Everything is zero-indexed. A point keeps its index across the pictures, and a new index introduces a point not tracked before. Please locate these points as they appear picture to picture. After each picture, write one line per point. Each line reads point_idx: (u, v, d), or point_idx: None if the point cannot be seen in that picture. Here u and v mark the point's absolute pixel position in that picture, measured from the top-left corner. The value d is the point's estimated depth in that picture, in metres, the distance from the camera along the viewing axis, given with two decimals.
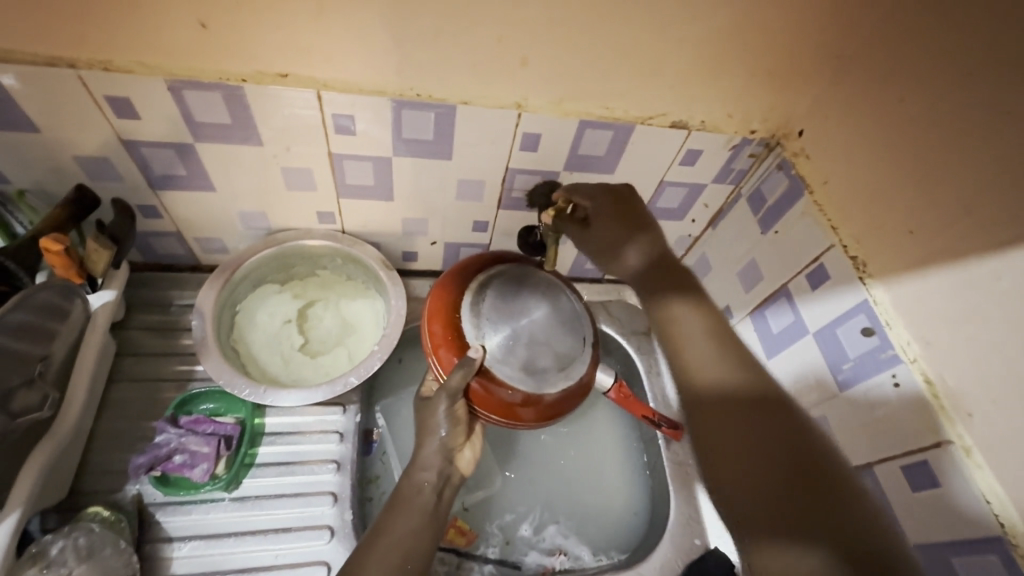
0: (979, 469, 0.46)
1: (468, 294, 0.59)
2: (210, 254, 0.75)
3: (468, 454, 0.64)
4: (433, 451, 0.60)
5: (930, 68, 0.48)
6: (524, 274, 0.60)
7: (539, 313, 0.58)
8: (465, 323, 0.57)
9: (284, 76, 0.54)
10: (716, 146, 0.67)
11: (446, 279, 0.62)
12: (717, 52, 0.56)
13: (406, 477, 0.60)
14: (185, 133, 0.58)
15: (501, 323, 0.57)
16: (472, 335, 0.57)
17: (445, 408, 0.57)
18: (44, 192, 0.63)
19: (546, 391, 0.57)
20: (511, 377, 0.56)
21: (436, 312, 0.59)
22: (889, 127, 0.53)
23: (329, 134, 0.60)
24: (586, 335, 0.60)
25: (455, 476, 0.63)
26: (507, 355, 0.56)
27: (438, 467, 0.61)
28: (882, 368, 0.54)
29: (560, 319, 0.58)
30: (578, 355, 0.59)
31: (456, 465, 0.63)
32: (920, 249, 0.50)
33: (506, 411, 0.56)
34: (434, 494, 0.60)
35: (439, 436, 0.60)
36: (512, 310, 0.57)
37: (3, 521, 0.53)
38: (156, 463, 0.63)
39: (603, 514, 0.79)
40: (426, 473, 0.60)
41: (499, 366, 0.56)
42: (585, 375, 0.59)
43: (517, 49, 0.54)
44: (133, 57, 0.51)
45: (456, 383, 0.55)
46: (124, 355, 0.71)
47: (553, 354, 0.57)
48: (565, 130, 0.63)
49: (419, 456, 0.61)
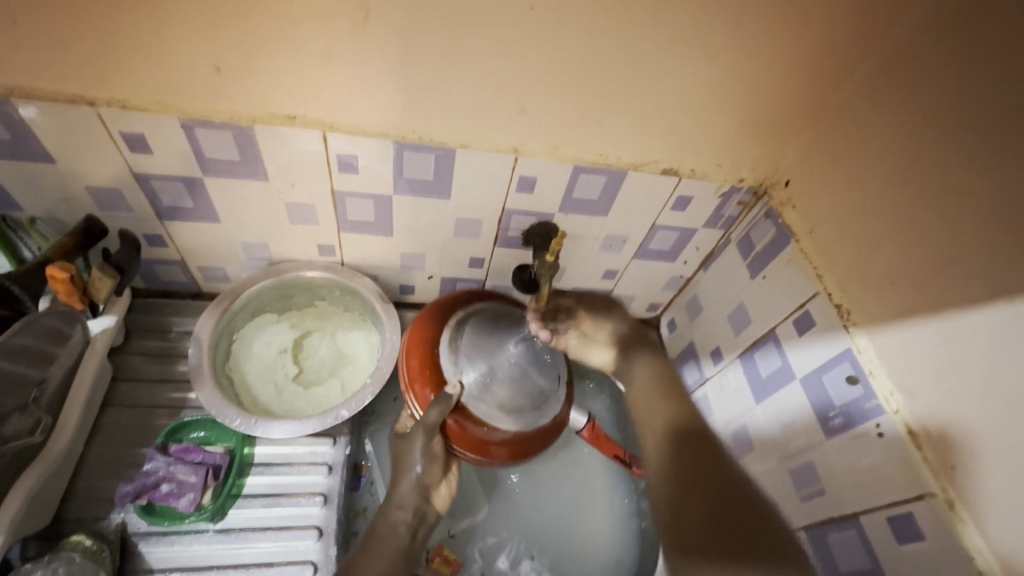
0: (964, 524, 0.46)
1: (446, 331, 0.62)
2: (211, 282, 0.77)
3: (444, 492, 0.63)
4: (408, 488, 0.60)
5: (908, 131, 0.51)
6: (502, 315, 0.64)
7: (514, 351, 0.61)
8: (442, 359, 0.60)
9: (293, 118, 0.57)
10: (706, 193, 0.69)
11: (424, 314, 0.64)
12: (705, 106, 0.60)
13: (380, 517, 0.59)
14: (195, 168, 0.60)
15: (478, 361, 0.60)
16: (450, 371, 0.59)
17: (421, 444, 0.58)
18: (55, 221, 0.65)
19: (522, 429, 0.59)
20: (488, 415, 0.58)
21: (413, 345, 0.62)
22: (869, 183, 0.55)
23: (333, 171, 0.63)
24: (559, 373, 0.63)
25: (431, 514, 0.63)
26: (483, 392, 0.58)
27: (414, 504, 0.61)
28: (866, 417, 0.54)
29: (535, 355, 0.62)
30: (553, 394, 0.61)
31: (433, 502, 0.63)
32: (901, 300, 0.52)
33: (479, 448, 0.58)
34: (409, 533, 0.59)
35: (415, 472, 0.60)
36: (490, 349, 0.61)
37: None
38: (143, 491, 0.62)
39: (587, 554, 0.77)
40: (402, 511, 0.60)
41: (476, 403, 0.58)
42: (561, 412, 0.62)
43: (515, 98, 0.57)
44: (152, 97, 0.53)
45: (432, 419, 0.57)
46: (119, 380, 0.72)
47: (529, 393, 0.60)
48: (560, 174, 0.65)
49: (394, 494, 0.61)
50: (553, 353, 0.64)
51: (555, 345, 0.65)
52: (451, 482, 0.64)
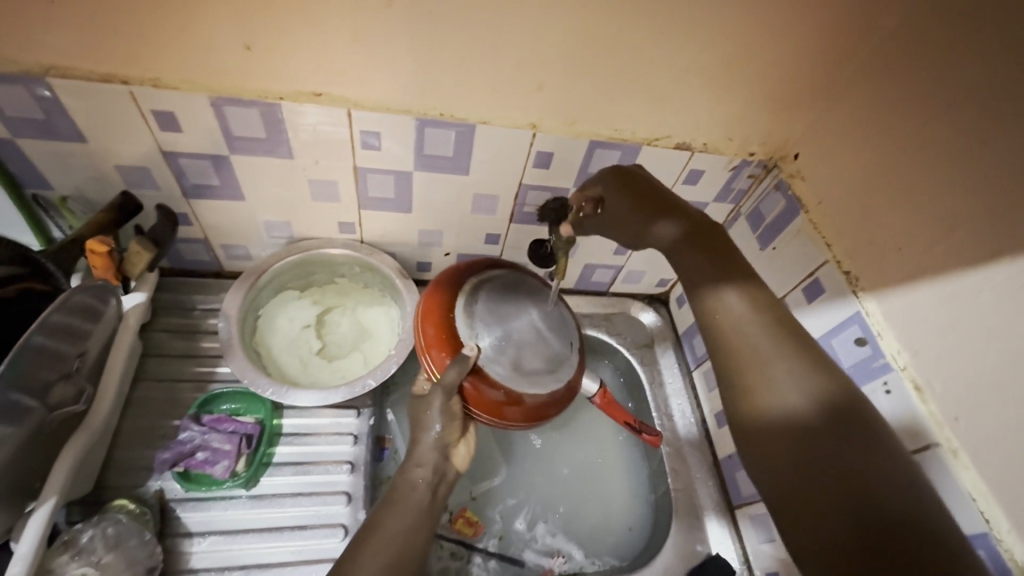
0: (966, 469, 0.48)
1: (460, 298, 0.62)
2: (233, 261, 0.79)
3: (463, 450, 0.63)
4: (429, 446, 0.60)
5: (915, 99, 0.53)
6: (516, 281, 0.65)
7: (529, 316, 0.62)
8: (458, 325, 0.61)
9: (319, 95, 0.58)
10: (717, 167, 0.71)
11: (437, 283, 0.65)
12: (719, 78, 0.61)
13: (400, 474, 0.59)
14: (222, 146, 0.62)
15: (493, 325, 0.61)
16: (466, 335, 0.60)
17: (440, 404, 0.59)
18: (85, 200, 0.66)
19: (538, 391, 0.61)
20: (504, 377, 0.59)
21: (429, 311, 0.63)
22: (876, 152, 0.57)
23: (355, 148, 0.64)
24: (571, 340, 0.65)
25: (451, 474, 0.62)
26: (498, 355, 0.60)
27: (433, 463, 0.59)
28: (874, 375, 0.57)
29: (548, 322, 0.64)
30: (566, 358, 0.64)
31: (452, 461, 0.62)
32: (906, 265, 0.54)
33: (495, 410, 0.59)
34: (428, 491, 0.58)
35: (433, 432, 0.60)
36: (505, 314, 0.62)
37: (38, 511, 0.53)
38: (179, 458, 0.65)
39: (600, 516, 0.80)
40: (421, 469, 0.59)
41: (492, 366, 0.60)
42: (573, 376, 0.64)
43: (533, 74, 0.59)
44: (183, 76, 0.55)
45: (450, 379, 0.58)
46: (148, 356, 0.74)
47: (544, 357, 0.62)
48: (576, 149, 0.67)
49: (415, 452, 0.60)
50: (565, 320, 0.66)
51: (567, 313, 0.67)
52: (471, 441, 0.64)
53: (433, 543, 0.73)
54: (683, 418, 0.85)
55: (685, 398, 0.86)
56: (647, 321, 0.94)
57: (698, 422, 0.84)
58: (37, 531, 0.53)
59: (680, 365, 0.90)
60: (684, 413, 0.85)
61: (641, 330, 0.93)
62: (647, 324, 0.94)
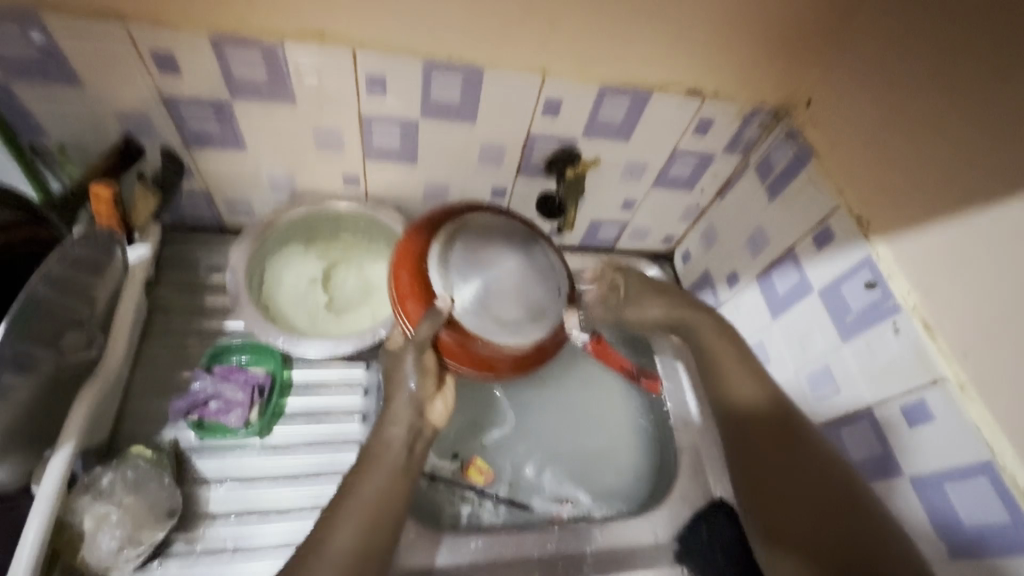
0: (972, 402, 0.49)
1: (434, 246, 0.57)
2: (236, 216, 0.78)
3: (440, 407, 0.60)
4: (403, 403, 0.58)
5: (935, 30, 0.51)
6: (497, 224, 0.59)
7: (509, 261, 0.56)
8: (432, 275, 0.56)
9: (321, 35, 0.57)
10: (728, 115, 0.70)
11: (414, 228, 0.60)
12: (733, 18, 0.59)
13: (376, 433, 0.58)
14: (224, 92, 0.60)
15: (469, 273, 0.56)
16: (440, 286, 0.56)
17: (413, 360, 0.57)
18: (81, 148, 0.64)
19: (522, 342, 0.56)
20: (483, 329, 0.55)
21: (402, 260, 0.58)
22: (894, 91, 0.56)
23: (361, 92, 0.62)
24: (561, 286, 0.59)
25: (427, 430, 0.60)
26: (477, 305, 0.55)
27: (409, 420, 0.58)
28: (883, 316, 0.57)
29: (534, 268, 0.58)
30: (554, 305, 0.58)
31: (428, 417, 0.60)
32: (920, 205, 0.54)
33: (477, 363, 0.57)
34: (405, 449, 0.58)
35: (409, 388, 0.58)
36: (482, 261, 0.56)
37: (57, 454, 0.54)
38: (194, 407, 0.66)
39: (606, 465, 0.82)
40: (396, 428, 0.58)
41: (470, 318, 0.55)
42: (563, 324, 0.59)
43: (544, 12, 0.57)
44: (181, 13, 0.53)
45: (424, 333, 0.55)
46: (154, 312, 0.74)
47: (528, 305, 0.56)
48: (585, 95, 0.66)
49: (389, 410, 0.59)
50: (554, 266, 0.60)
51: (556, 258, 0.61)
52: (448, 397, 0.61)
53: (444, 487, 0.76)
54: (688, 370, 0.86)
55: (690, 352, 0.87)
56: (653, 278, 0.94)
57: None
58: (57, 473, 0.53)
59: None
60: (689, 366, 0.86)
61: None
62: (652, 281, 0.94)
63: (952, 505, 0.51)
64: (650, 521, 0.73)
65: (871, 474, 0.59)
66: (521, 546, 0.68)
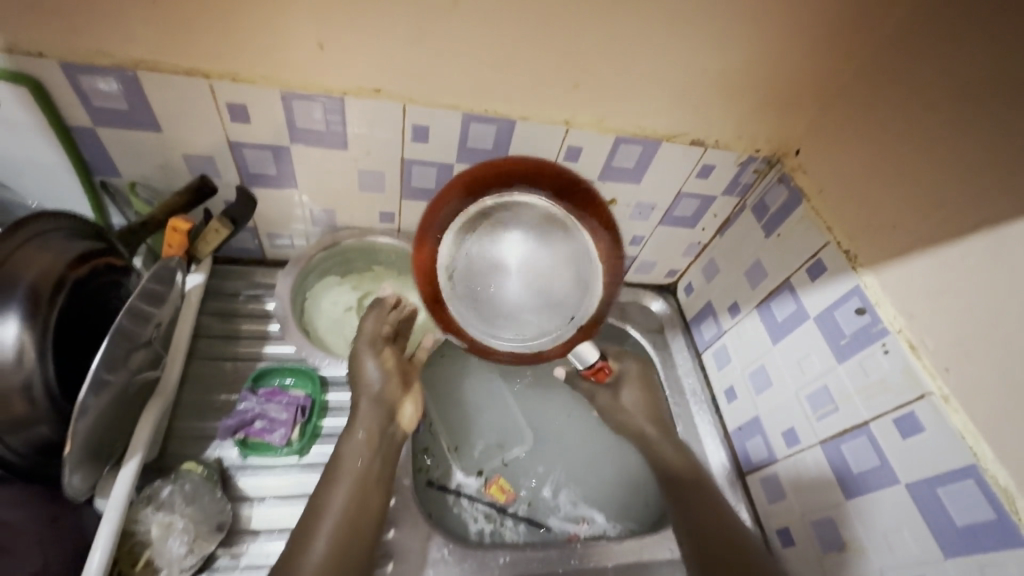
0: (956, 412, 0.56)
1: (468, 225, 0.65)
2: (277, 249, 0.84)
3: (410, 410, 0.70)
4: (371, 404, 0.67)
5: (905, 96, 0.61)
6: (528, 224, 0.64)
7: (513, 271, 0.63)
8: (452, 248, 0.65)
9: (378, 91, 0.65)
10: (727, 162, 0.79)
11: (460, 190, 0.64)
12: (731, 81, 0.69)
13: (343, 443, 0.64)
14: (285, 138, 0.68)
15: (482, 264, 0.64)
16: (452, 263, 0.65)
17: (371, 363, 0.69)
18: (151, 186, 0.71)
19: (490, 338, 0.65)
20: (463, 315, 0.65)
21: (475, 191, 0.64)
22: (873, 143, 0.65)
23: (406, 139, 0.70)
24: (561, 309, 0.65)
25: (399, 434, 0.68)
26: (473, 296, 0.65)
27: (380, 424, 0.66)
28: (873, 339, 0.64)
29: (532, 285, 0.64)
30: (536, 323, 0.65)
31: (399, 421, 0.69)
32: (902, 239, 0.62)
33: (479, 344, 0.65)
34: (376, 456, 0.64)
35: (374, 390, 0.68)
36: (498, 260, 0.64)
37: (126, 463, 0.58)
38: (241, 426, 0.70)
39: (622, 486, 0.85)
40: (367, 435, 0.65)
41: (458, 303, 0.65)
42: (534, 342, 0.65)
43: (571, 75, 0.66)
44: (260, 71, 0.61)
45: None
46: (198, 337, 0.78)
47: (510, 314, 0.65)
48: (604, 144, 0.74)
49: (358, 416, 0.66)
50: (554, 286, 0.64)
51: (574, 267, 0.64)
52: (417, 402, 0.71)
53: (467, 503, 0.80)
54: (693, 393, 0.91)
55: (694, 377, 0.93)
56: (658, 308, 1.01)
57: (706, 397, 0.91)
58: (127, 480, 0.58)
59: (690, 348, 0.96)
60: (694, 389, 0.92)
61: (651, 317, 1.00)
62: (658, 311, 1.01)
63: (945, 509, 0.57)
64: (665, 538, 0.76)
65: (872, 484, 0.64)
66: (544, 561, 0.72)
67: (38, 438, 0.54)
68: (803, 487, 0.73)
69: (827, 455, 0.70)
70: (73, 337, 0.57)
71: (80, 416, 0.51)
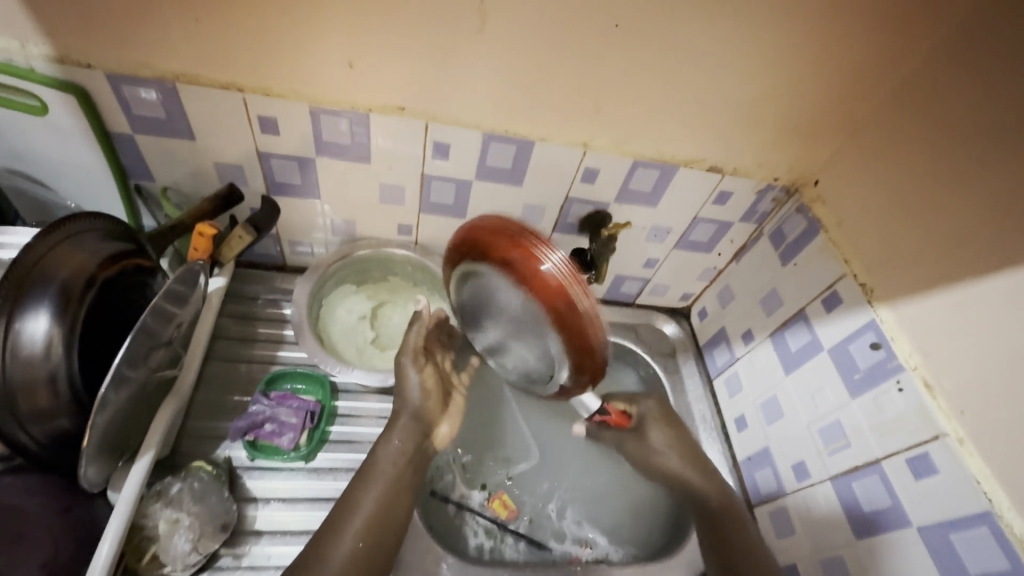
0: (971, 456, 0.55)
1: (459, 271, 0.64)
2: (297, 256, 0.86)
3: (445, 431, 0.70)
4: (407, 420, 0.67)
5: (928, 134, 0.61)
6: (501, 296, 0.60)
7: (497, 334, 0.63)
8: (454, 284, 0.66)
9: (402, 109, 0.67)
10: (744, 189, 0.79)
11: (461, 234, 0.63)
12: (752, 111, 0.69)
13: (379, 449, 0.65)
14: (312, 150, 0.70)
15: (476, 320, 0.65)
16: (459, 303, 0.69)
17: (415, 377, 0.68)
18: (182, 191, 0.74)
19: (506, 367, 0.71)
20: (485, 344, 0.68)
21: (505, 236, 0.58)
22: (892, 179, 0.65)
23: (427, 155, 0.72)
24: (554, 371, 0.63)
25: (431, 449, 0.69)
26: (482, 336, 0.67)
27: (415, 440, 0.66)
28: (888, 375, 0.63)
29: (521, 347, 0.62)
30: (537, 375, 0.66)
31: (433, 440, 0.69)
32: (919, 276, 0.61)
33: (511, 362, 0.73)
34: (407, 467, 0.65)
35: (411, 404, 0.67)
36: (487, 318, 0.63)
37: (139, 459, 0.60)
38: (251, 428, 0.71)
39: (626, 511, 0.84)
40: (402, 446, 0.65)
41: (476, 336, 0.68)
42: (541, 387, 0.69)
43: (591, 100, 0.67)
44: (292, 87, 0.64)
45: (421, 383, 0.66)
46: (216, 337, 0.80)
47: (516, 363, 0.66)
48: (621, 167, 0.75)
49: (397, 428, 0.67)
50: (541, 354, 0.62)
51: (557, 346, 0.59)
52: (452, 423, 0.71)
53: (470, 518, 0.79)
54: (704, 420, 0.90)
55: (705, 403, 0.92)
56: (671, 331, 1.00)
57: (716, 425, 0.90)
58: (139, 476, 0.59)
59: (702, 373, 0.96)
60: (705, 415, 0.91)
61: (664, 340, 0.99)
62: (671, 334, 1.00)
63: (958, 557, 0.55)
64: (668, 566, 0.74)
65: (884, 525, 0.62)
66: None
67: (59, 430, 0.56)
68: (812, 524, 0.71)
69: (838, 492, 0.68)
70: (99, 332, 0.59)
71: (100, 409, 0.53)
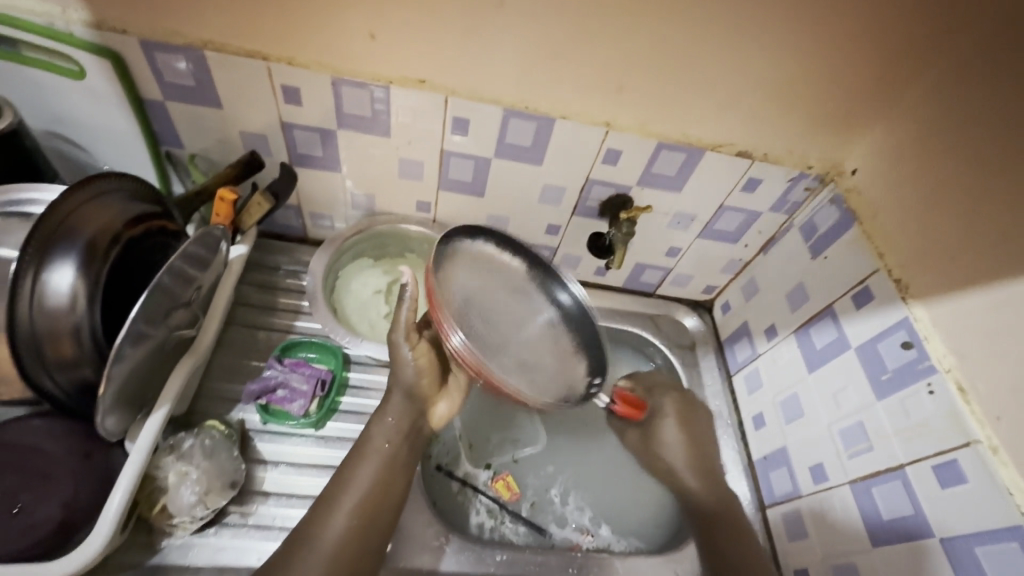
0: (1005, 466, 0.51)
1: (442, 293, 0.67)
2: (318, 229, 0.87)
3: (443, 409, 0.68)
4: (400, 396, 0.67)
5: (976, 117, 0.56)
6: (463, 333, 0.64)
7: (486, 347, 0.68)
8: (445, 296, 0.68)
9: (422, 82, 0.66)
10: (775, 177, 0.75)
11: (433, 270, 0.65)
12: (786, 93, 0.66)
13: (374, 424, 0.66)
14: (333, 122, 0.71)
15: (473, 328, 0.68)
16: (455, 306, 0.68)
17: (406, 352, 0.66)
18: (209, 159, 0.76)
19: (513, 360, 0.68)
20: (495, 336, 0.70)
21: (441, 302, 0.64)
22: (935, 167, 0.61)
23: (446, 131, 0.71)
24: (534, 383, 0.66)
25: (427, 426, 0.68)
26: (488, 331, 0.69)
27: (410, 415, 0.67)
28: (918, 377, 0.59)
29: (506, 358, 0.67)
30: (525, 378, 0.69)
31: (430, 417, 0.68)
32: (960, 272, 0.57)
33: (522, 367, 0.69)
34: (403, 441, 0.66)
35: (408, 379, 0.67)
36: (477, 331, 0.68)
37: (154, 412, 0.62)
38: (264, 392, 0.73)
39: (633, 502, 0.83)
40: (396, 421, 0.66)
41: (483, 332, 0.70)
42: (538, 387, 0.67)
43: (614, 77, 0.65)
44: (315, 57, 0.64)
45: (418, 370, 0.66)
46: (236, 304, 0.82)
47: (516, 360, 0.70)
48: (644, 149, 0.73)
49: (392, 403, 0.67)
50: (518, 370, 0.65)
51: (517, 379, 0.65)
52: (452, 401, 0.69)
53: (473, 496, 0.80)
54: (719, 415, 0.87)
55: (722, 398, 0.89)
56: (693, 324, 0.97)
57: (733, 421, 0.87)
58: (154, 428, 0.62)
59: (722, 369, 0.92)
60: (721, 411, 0.88)
61: (683, 333, 0.96)
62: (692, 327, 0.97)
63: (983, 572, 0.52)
64: (671, 561, 0.73)
65: (904, 533, 0.59)
66: (542, 567, 0.70)
67: (81, 378, 0.59)
68: (826, 529, 0.68)
69: (856, 497, 0.65)
70: (122, 289, 0.61)
71: (116, 362, 0.55)
